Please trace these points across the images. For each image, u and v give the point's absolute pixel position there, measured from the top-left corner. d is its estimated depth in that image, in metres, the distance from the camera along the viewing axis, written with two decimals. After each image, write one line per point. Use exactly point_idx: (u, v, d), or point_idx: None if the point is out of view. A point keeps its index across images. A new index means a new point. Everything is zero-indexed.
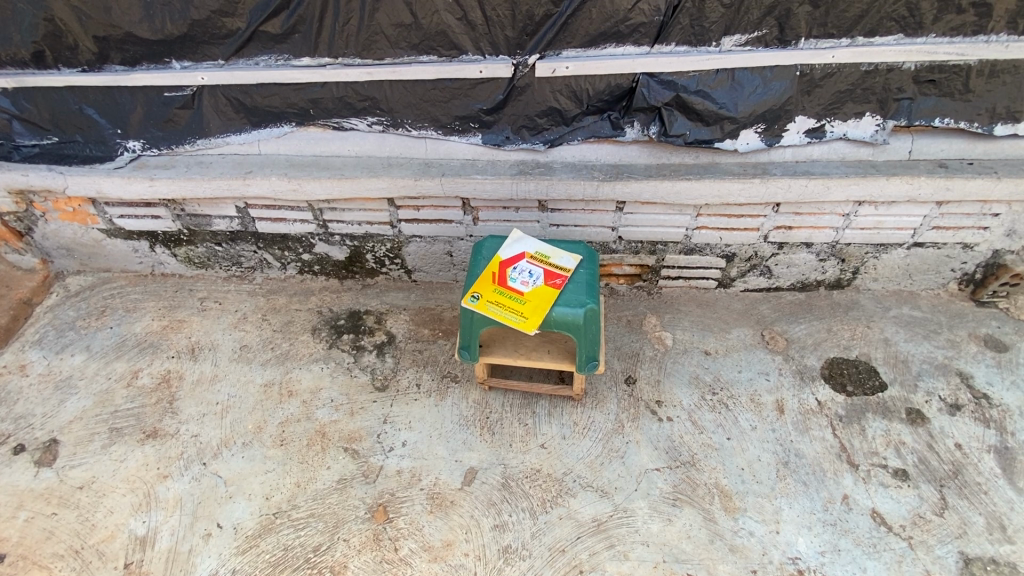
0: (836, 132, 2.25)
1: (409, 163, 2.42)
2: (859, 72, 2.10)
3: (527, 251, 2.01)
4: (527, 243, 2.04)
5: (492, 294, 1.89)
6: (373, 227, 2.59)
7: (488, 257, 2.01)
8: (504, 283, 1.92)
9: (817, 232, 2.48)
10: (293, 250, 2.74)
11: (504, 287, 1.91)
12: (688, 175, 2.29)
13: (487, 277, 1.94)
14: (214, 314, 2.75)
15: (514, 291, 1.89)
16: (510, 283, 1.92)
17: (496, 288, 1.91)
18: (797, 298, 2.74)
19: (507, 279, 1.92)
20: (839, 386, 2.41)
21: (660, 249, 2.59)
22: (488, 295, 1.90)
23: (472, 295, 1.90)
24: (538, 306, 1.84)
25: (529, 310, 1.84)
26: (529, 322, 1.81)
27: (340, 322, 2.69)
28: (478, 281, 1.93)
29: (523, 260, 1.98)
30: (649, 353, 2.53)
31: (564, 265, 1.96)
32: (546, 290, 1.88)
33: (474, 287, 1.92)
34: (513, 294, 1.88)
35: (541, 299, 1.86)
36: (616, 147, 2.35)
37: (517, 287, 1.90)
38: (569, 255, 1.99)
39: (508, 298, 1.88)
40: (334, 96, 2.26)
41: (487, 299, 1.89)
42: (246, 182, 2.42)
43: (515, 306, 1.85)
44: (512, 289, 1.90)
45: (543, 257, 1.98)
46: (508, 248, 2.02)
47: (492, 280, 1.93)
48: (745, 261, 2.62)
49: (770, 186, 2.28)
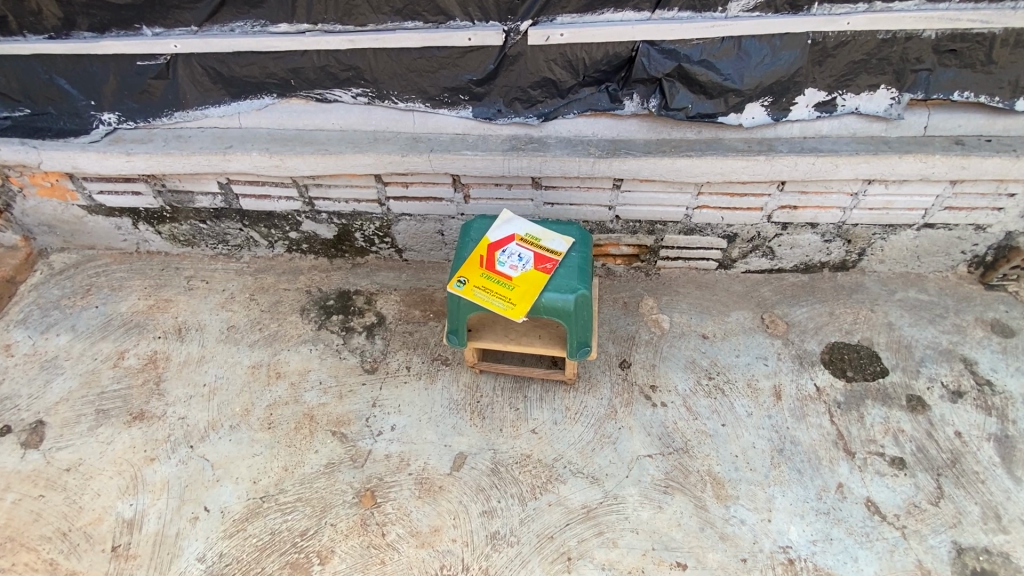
0: (848, 106, 2.12)
1: (396, 137, 2.30)
2: (876, 41, 1.95)
3: (517, 233, 1.93)
4: (518, 225, 1.96)
5: (479, 278, 1.82)
6: (361, 204, 2.49)
7: (476, 240, 1.93)
8: (492, 266, 1.84)
9: (822, 212, 2.38)
10: (280, 228, 2.65)
11: (492, 271, 1.83)
12: (689, 152, 2.17)
13: (474, 260, 1.86)
14: (201, 294, 2.70)
15: (502, 276, 1.81)
16: (498, 267, 1.83)
17: (483, 272, 1.83)
18: (800, 280, 2.65)
19: (494, 262, 1.84)
20: (839, 371, 2.35)
21: (659, 228, 2.50)
22: (474, 279, 1.82)
23: (458, 280, 1.82)
24: (527, 291, 1.77)
25: (517, 296, 1.76)
26: (517, 309, 1.74)
27: (329, 303, 2.63)
28: (464, 264, 1.86)
29: (513, 242, 1.89)
30: (645, 337, 2.46)
31: (555, 248, 1.87)
32: (535, 275, 1.80)
33: (460, 271, 1.84)
34: (501, 279, 1.81)
35: (529, 285, 1.78)
36: (614, 122, 2.22)
37: (505, 271, 1.82)
38: (561, 237, 1.90)
39: (495, 283, 1.80)
40: (315, 66, 2.13)
41: (474, 284, 1.81)
42: (227, 157, 2.31)
43: (503, 292, 1.78)
44: (500, 273, 1.82)
45: (534, 239, 1.90)
46: (498, 230, 1.94)
47: (479, 264, 1.85)
48: (747, 241, 2.53)
49: (776, 164, 2.16)
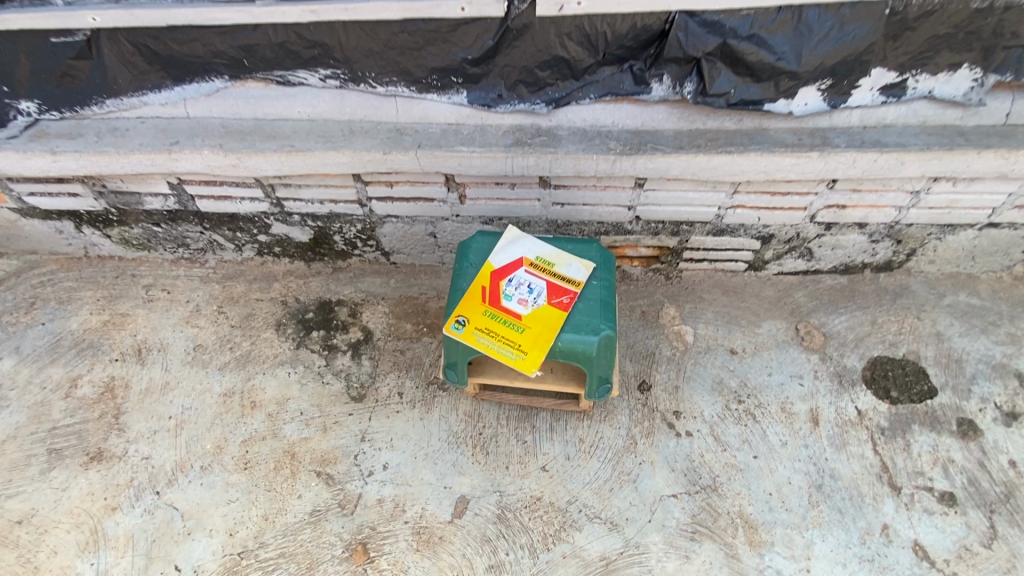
0: (919, 90, 1.76)
1: (376, 129, 1.92)
2: (969, 10, 1.57)
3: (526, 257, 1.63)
4: (526, 246, 1.65)
5: (483, 317, 1.52)
6: (338, 206, 2.13)
7: (476, 265, 1.63)
8: (498, 301, 1.55)
9: (874, 212, 2.06)
10: (246, 231, 2.30)
11: (498, 307, 1.53)
12: (728, 147, 1.82)
13: (475, 293, 1.56)
14: (163, 306, 2.38)
15: (510, 314, 1.52)
16: (505, 303, 1.54)
17: (487, 309, 1.53)
18: (838, 283, 2.36)
19: (500, 296, 1.55)
20: (882, 392, 2.11)
21: (684, 229, 2.17)
22: (476, 318, 1.53)
23: (457, 320, 1.52)
24: (541, 335, 1.48)
25: (529, 340, 1.48)
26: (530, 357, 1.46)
27: (308, 316, 2.32)
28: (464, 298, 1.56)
29: (521, 270, 1.58)
30: (666, 354, 2.19)
31: (573, 277, 1.57)
32: (549, 314, 1.52)
33: (459, 309, 1.53)
34: (508, 318, 1.52)
35: (543, 327, 1.49)
36: (637, 108, 1.84)
37: (513, 308, 1.53)
38: (578, 262, 1.59)
39: (502, 323, 1.51)
40: (272, 42, 1.72)
41: (476, 325, 1.51)
42: (173, 156, 1.93)
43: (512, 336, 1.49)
44: (508, 312, 1.53)
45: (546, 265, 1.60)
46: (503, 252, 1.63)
47: (482, 298, 1.56)
48: (784, 243, 2.21)
49: (830, 161, 1.82)
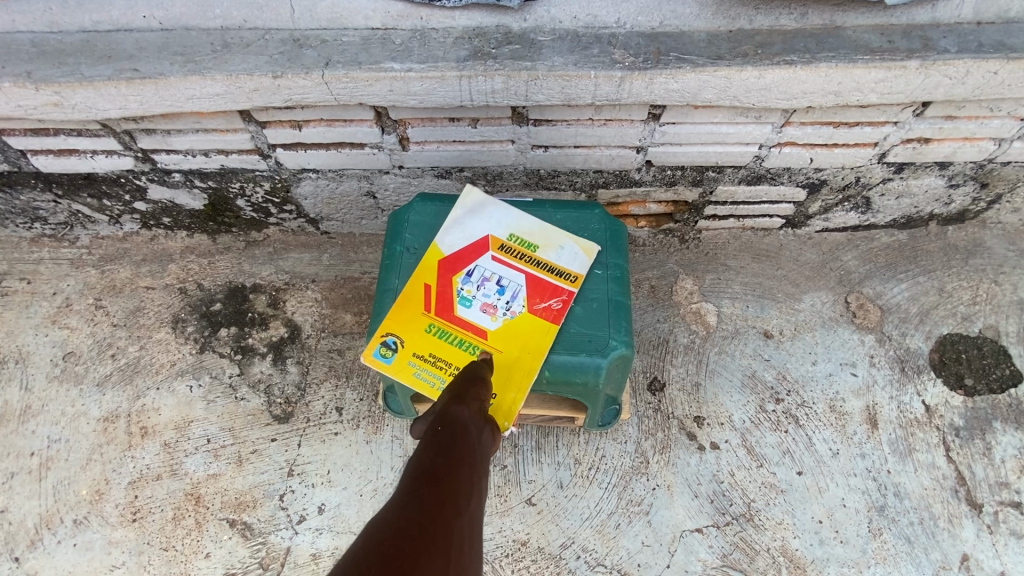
0: None
1: (265, 40, 1.28)
2: None
3: (492, 237, 1.22)
4: (492, 219, 1.24)
5: (424, 338, 1.14)
6: (232, 158, 1.52)
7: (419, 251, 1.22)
8: (448, 312, 1.16)
9: (965, 147, 1.53)
10: (117, 197, 1.69)
11: (447, 322, 1.15)
12: (787, 57, 1.23)
13: (415, 297, 1.17)
14: (21, 302, 1.80)
15: (468, 327, 1.15)
16: (459, 311, 1.16)
17: (432, 325, 1.14)
18: (895, 240, 1.86)
19: (451, 305, 1.16)
20: (956, 380, 1.66)
21: (709, 177, 1.62)
22: (416, 340, 1.14)
23: (390, 340, 1.13)
24: (511, 365, 1.12)
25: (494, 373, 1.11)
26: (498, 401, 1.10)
27: (215, 307, 1.76)
28: (397, 310, 1.16)
29: (483, 262, 1.20)
30: (683, 341, 1.70)
31: (562, 268, 1.18)
32: (523, 329, 1.14)
33: (393, 324, 1.14)
34: (463, 338, 1.14)
35: (513, 352, 1.12)
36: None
37: (471, 323, 1.15)
38: (574, 242, 1.20)
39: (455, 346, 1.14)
40: None
41: (417, 347, 1.13)
42: None
43: (468, 366, 1.12)
44: (462, 328, 1.15)
45: (521, 250, 1.21)
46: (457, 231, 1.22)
47: (424, 306, 1.16)
48: (837, 191, 1.69)
49: (931, 75, 1.26)
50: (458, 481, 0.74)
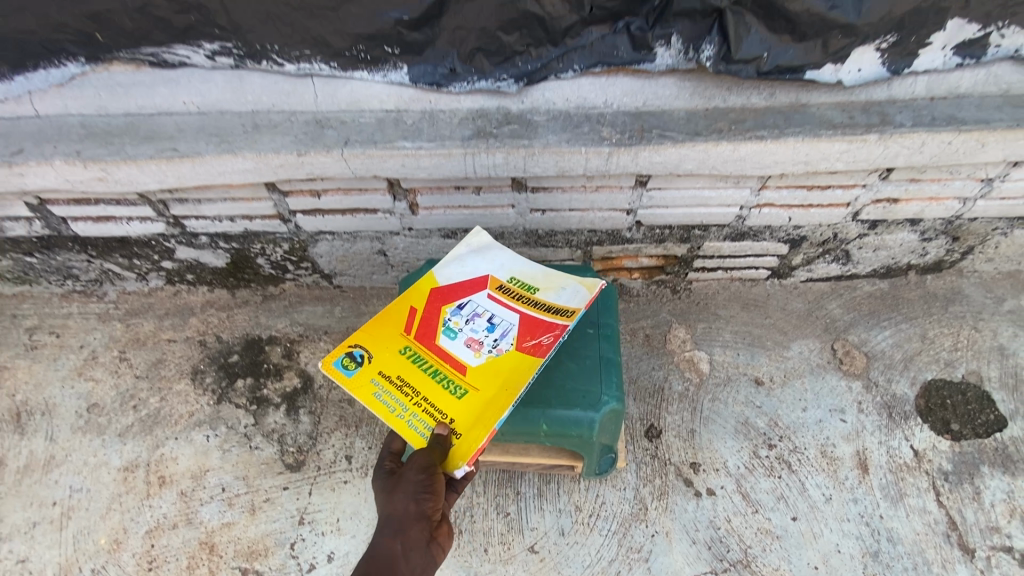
0: (1006, 48, 1.32)
1: (290, 122, 1.44)
2: None
3: (491, 277, 1.34)
4: (494, 262, 1.36)
5: (396, 360, 1.21)
6: (255, 222, 1.66)
7: (420, 286, 1.35)
8: (429, 341, 1.24)
9: (933, 206, 1.64)
10: (146, 257, 1.82)
11: (424, 350, 1.23)
12: (758, 132, 1.37)
13: (401, 324, 1.27)
14: (50, 355, 1.91)
15: (445, 355, 1.21)
16: (440, 339, 1.24)
17: (408, 347, 1.23)
18: (877, 289, 1.96)
19: (434, 333, 1.25)
20: (942, 425, 1.73)
21: (696, 235, 1.74)
22: (385, 359, 1.22)
23: (360, 350, 1.22)
24: (479, 403, 1.13)
25: (459, 410, 1.13)
26: (457, 440, 1.09)
27: (232, 360, 1.86)
28: (377, 331, 1.26)
29: (478, 297, 1.31)
30: (678, 389, 1.78)
31: (557, 305, 1.25)
32: (502, 369, 1.18)
33: (370, 338, 1.25)
34: (437, 369, 1.20)
35: (485, 391, 1.15)
36: (636, 83, 1.38)
37: (451, 353, 1.21)
38: (575, 284, 1.29)
39: (425, 375, 1.19)
40: (127, 5, 1.22)
41: (388, 364, 1.20)
42: (18, 171, 1.44)
43: (435, 398, 1.15)
44: (438, 359, 1.21)
45: (519, 291, 1.30)
46: (461, 274, 1.35)
47: (405, 329, 1.26)
48: (816, 246, 1.80)
49: (891, 147, 1.39)
50: None
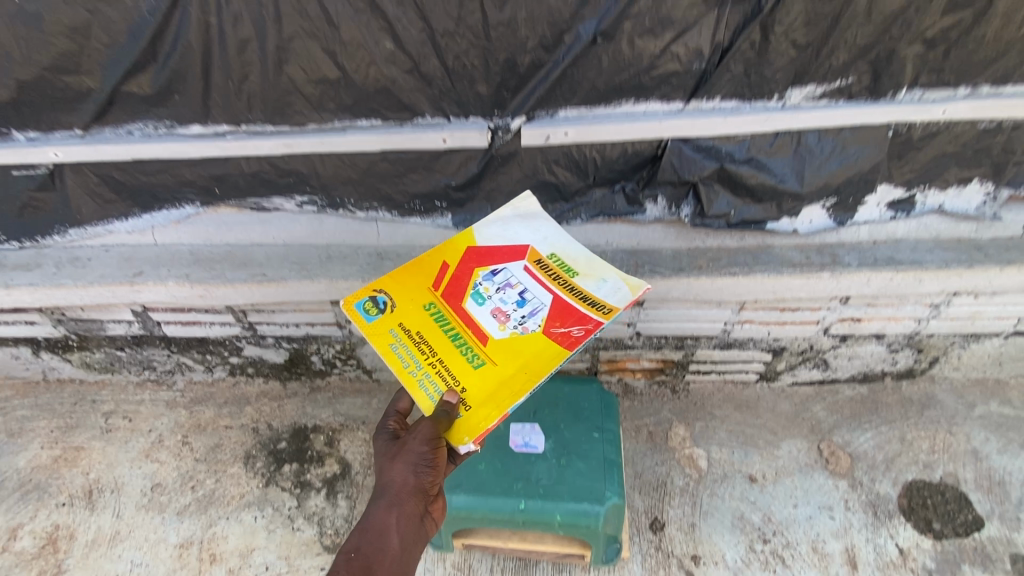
0: (930, 204, 1.67)
1: (356, 254, 1.80)
2: (975, 130, 1.48)
3: (532, 248, 1.39)
4: (538, 232, 1.42)
5: (418, 314, 1.27)
6: (315, 327, 1.98)
7: (458, 242, 1.41)
8: (456, 302, 1.30)
9: (892, 324, 1.91)
10: (217, 353, 2.14)
11: (447, 309, 1.28)
12: (731, 269, 1.70)
13: (431, 279, 1.33)
14: (122, 437, 2.17)
15: (469, 323, 1.26)
16: (465, 303, 1.29)
17: (432, 305, 1.28)
18: (857, 393, 2.17)
19: (462, 296, 1.30)
20: (924, 524, 1.88)
21: (689, 343, 2.01)
22: (409, 311, 1.27)
23: (383, 300, 1.28)
24: (495, 379, 1.16)
25: (472, 383, 1.16)
26: (466, 413, 1.13)
27: (281, 446, 2.10)
28: (406, 285, 1.32)
29: (512, 265, 1.35)
30: (679, 483, 1.97)
31: (597, 299, 1.27)
32: (523, 350, 1.20)
33: (400, 291, 1.30)
34: (459, 333, 1.24)
35: (502, 368, 1.18)
36: (632, 227, 1.74)
37: (477, 320, 1.26)
38: (617, 280, 1.30)
39: (444, 335, 1.24)
40: (245, 172, 1.63)
41: (411, 321, 1.25)
42: (136, 287, 1.80)
43: (451, 363, 1.19)
44: (462, 323, 1.26)
45: (557, 270, 1.34)
46: (501, 236, 1.41)
47: (435, 287, 1.32)
48: (796, 354, 2.06)
49: (842, 281, 1.70)
50: None
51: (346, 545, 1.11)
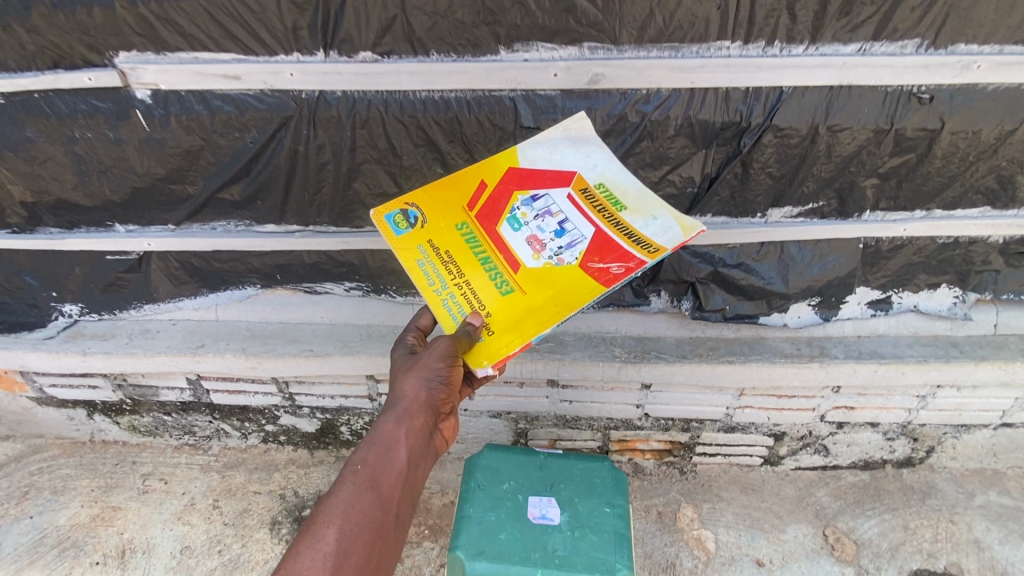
0: (905, 304, 1.87)
1: (392, 333, 2.02)
2: (935, 244, 1.72)
3: (579, 175, 1.37)
4: (588, 159, 1.39)
5: (450, 234, 1.30)
6: (349, 399, 2.17)
7: (499, 161, 1.39)
8: (490, 225, 1.31)
9: (884, 413, 2.05)
10: (255, 420, 2.32)
11: (480, 230, 1.31)
12: (729, 357, 1.88)
13: (467, 198, 1.34)
14: (157, 499, 2.30)
15: (502, 248, 1.29)
16: (500, 227, 1.31)
17: (465, 225, 1.31)
18: (860, 480, 2.25)
19: (498, 220, 1.31)
20: None
21: (694, 425, 2.15)
22: (440, 228, 1.31)
23: (416, 215, 1.31)
24: (524, 307, 1.21)
25: (499, 308, 1.22)
26: (488, 337, 1.20)
27: (306, 512, 2.22)
28: (441, 201, 1.33)
29: (554, 192, 1.34)
30: (688, 565, 2.03)
31: (641, 238, 1.26)
32: (555, 280, 1.24)
33: (435, 207, 1.32)
34: (490, 254, 1.28)
35: (531, 297, 1.22)
36: (639, 317, 1.96)
37: (511, 246, 1.29)
38: (668, 219, 1.29)
39: (474, 257, 1.28)
40: (305, 262, 1.90)
41: (442, 239, 1.29)
42: (197, 358, 2.03)
43: (476, 286, 1.25)
44: (495, 247, 1.29)
45: (603, 201, 1.33)
46: (546, 159, 1.39)
47: (471, 205, 1.33)
48: (797, 439, 2.18)
49: (831, 371, 1.87)
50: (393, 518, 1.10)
51: (356, 460, 1.14)
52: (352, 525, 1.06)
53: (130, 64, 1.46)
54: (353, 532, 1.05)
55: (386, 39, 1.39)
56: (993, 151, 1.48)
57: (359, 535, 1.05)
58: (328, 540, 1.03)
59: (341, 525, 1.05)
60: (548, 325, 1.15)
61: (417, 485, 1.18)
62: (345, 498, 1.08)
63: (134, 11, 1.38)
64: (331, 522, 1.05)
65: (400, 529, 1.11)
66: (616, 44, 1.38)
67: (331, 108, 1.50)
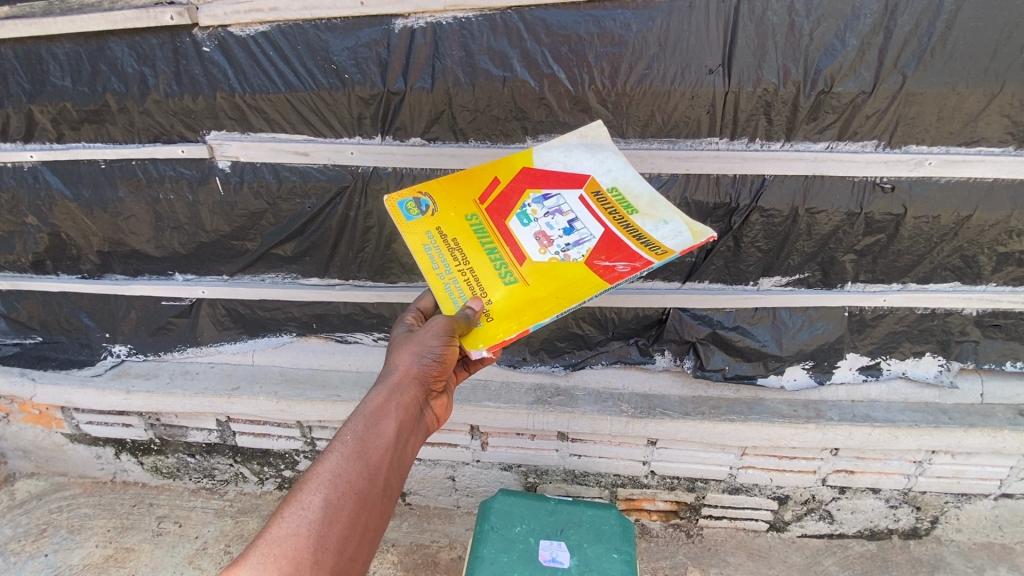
0: (893, 370, 2.01)
1: None
2: (914, 314, 1.89)
3: (593, 179, 1.47)
4: (603, 165, 1.49)
5: (460, 224, 1.42)
6: None
7: (515, 162, 1.52)
8: (499, 218, 1.43)
9: (884, 478, 2.12)
10: (274, 465, 2.41)
11: (488, 222, 1.42)
12: (730, 415, 1.99)
13: (480, 192, 1.47)
14: (170, 542, 2.34)
15: (510, 240, 1.39)
16: (507, 220, 1.42)
17: (475, 216, 1.43)
18: (867, 550, 2.26)
19: (507, 214, 1.43)
20: None
21: (699, 485, 2.21)
22: (452, 217, 1.43)
23: (430, 205, 1.44)
24: (525, 297, 1.29)
25: (500, 296, 1.31)
26: (486, 323, 1.27)
27: None
28: (454, 195, 1.46)
29: (565, 193, 1.45)
30: None
31: (651, 240, 1.31)
32: (559, 275, 1.31)
33: (449, 200, 1.45)
34: (496, 244, 1.39)
35: (533, 288, 1.30)
36: (644, 374, 2.10)
37: (518, 238, 1.39)
38: (678, 223, 1.33)
39: (481, 247, 1.39)
40: (341, 313, 2.09)
41: (453, 228, 1.41)
42: (231, 399, 2.18)
43: (479, 273, 1.35)
44: (503, 239, 1.40)
45: (614, 204, 1.42)
46: (560, 162, 1.50)
47: (482, 199, 1.46)
48: (801, 504, 2.22)
49: (828, 432, 1.98)
50: (378, 490, 1.08)
51: (344, 431, 1.13)
52: (338, 492, 1.04)
53: (218, 141, 1.76)
54: (339, 500, 1.03)
55: (433, 128, 1.68)
56: (953, 232, 1.70)
57: (346, 504, 1.03)
58: (312, 506, 1.00)
59: (327, 493, 1.03)
60: (545, 315, 1.21)
61: (406, 461, 1.17)
62: (332, 466, 1.06)
63: (231, 100, 1.68)
64: (316, 489, 1.03)
65: (388, 501, 1.09)
66: (624, 137, 1.65)
67: (381, 180, 1.77)
